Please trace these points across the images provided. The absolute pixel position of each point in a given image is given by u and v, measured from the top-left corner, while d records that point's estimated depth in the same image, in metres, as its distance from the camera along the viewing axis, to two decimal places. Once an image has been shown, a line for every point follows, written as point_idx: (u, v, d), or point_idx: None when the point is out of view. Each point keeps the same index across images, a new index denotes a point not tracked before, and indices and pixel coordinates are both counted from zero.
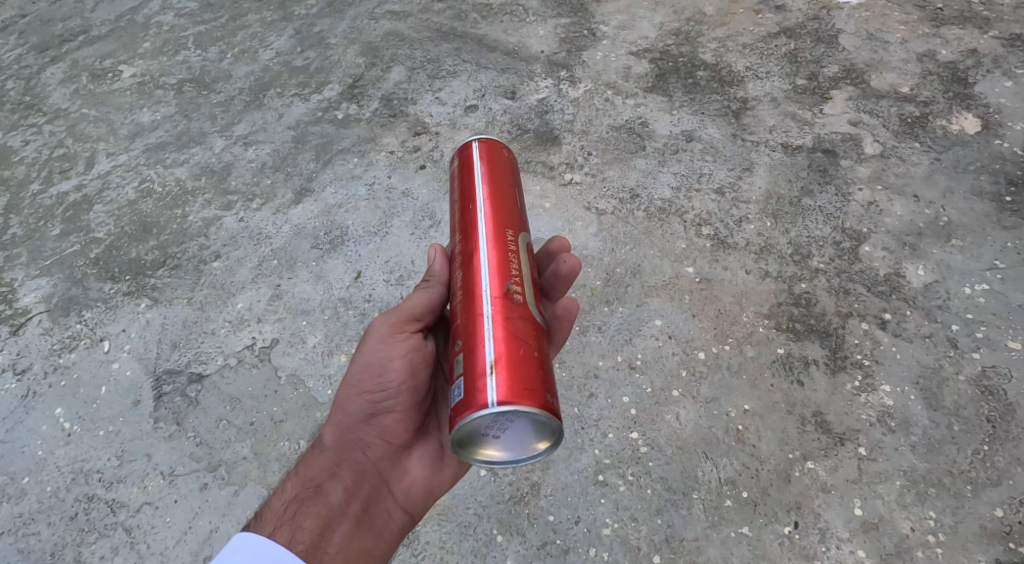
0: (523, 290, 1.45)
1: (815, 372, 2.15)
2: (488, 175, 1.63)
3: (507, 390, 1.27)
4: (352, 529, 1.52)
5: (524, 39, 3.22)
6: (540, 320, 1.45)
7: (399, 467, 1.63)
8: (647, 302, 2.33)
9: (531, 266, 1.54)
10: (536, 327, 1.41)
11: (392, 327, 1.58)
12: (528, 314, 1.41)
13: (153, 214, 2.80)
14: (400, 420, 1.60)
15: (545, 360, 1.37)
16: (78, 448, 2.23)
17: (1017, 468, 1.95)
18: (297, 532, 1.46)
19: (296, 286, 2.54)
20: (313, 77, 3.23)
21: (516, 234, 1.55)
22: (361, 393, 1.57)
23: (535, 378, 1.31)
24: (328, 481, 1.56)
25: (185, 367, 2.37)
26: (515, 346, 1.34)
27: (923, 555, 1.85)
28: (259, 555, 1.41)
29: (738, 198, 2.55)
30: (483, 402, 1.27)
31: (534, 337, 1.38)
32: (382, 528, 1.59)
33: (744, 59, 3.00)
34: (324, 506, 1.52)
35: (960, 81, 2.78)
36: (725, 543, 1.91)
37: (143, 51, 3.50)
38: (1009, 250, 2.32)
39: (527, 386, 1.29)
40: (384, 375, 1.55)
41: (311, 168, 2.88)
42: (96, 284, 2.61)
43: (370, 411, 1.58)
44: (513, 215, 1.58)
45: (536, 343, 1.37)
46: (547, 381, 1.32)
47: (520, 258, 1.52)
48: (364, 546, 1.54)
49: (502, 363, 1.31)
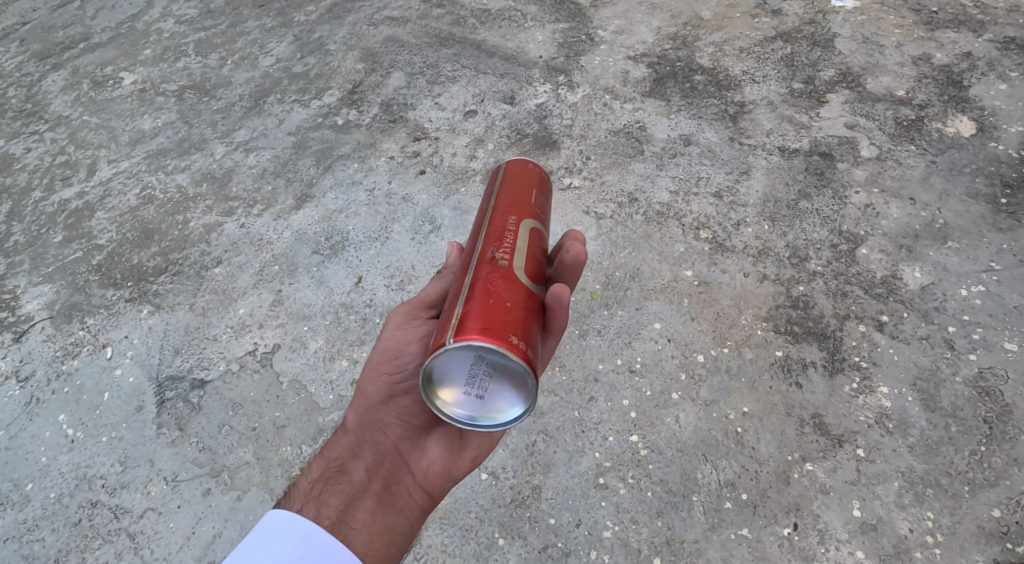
0: (511, 256, 1.47)
1: (814, 374, 2.16)
2: (505, 172, 1.70)
3: (463, 331, 1.30)
4: (374, 507, 1.52)
5: (522, 44, 3.24)
6: (527, 285, 1.45)
7: (419, 447, 1.64)
8: (646, 305, 2.35)
9: (534, 245, 1.55)
10: (519, 289, 1.41)
11: (408, 316, 1.71)
12: (509, 276, 1.43)
13: (154, 220, 2.82)
14: (418, 399, 1.67)
15: (518, 314, 1.37)
16: (82, 454, 2.25)
17: (1014, 469, 1.96)
18: (322, 508, 1.46)
19: (298, 291, 2.56)
20: (313, 83, 3.25)
21: (520, 214, 1.58)
22: (380, 374, 1.70)
23: (500, 325, 1.32)
24: (351, 460, 1.59)
25: (187, 373, 2.38)
26: (484, 299, 1.36)
27: (922, 555, 1.86)
28: (290, 530, 1.38)
29: (736, 201, 2.57)
30: (440, 342, 1.31)
31: (512, 295, 1.39)
32: (404, 507, 1.56)
33: (741, 63, 3.02)
34: (347, 484, 1.53)
35: (956, 84, 2.80)
36: (725, 545, 1.92)
37: (144, 57, 3.52)
38: (1004, 252, 2.34)
39: (484, 329, 1.31)
40: (401, 357, 1.69)
41: (311, 174, 2.90)
42: (99, 291, 2.62)
43: (388, 391, 1.69)
44: (522, 200, 1.62)
45: (513, 299, 1.38)
46: (513, 330, 1.32)
47: (518, 234, 1.53)
48: (387, 524, 1.51)
49: (468, 311, 1.34)
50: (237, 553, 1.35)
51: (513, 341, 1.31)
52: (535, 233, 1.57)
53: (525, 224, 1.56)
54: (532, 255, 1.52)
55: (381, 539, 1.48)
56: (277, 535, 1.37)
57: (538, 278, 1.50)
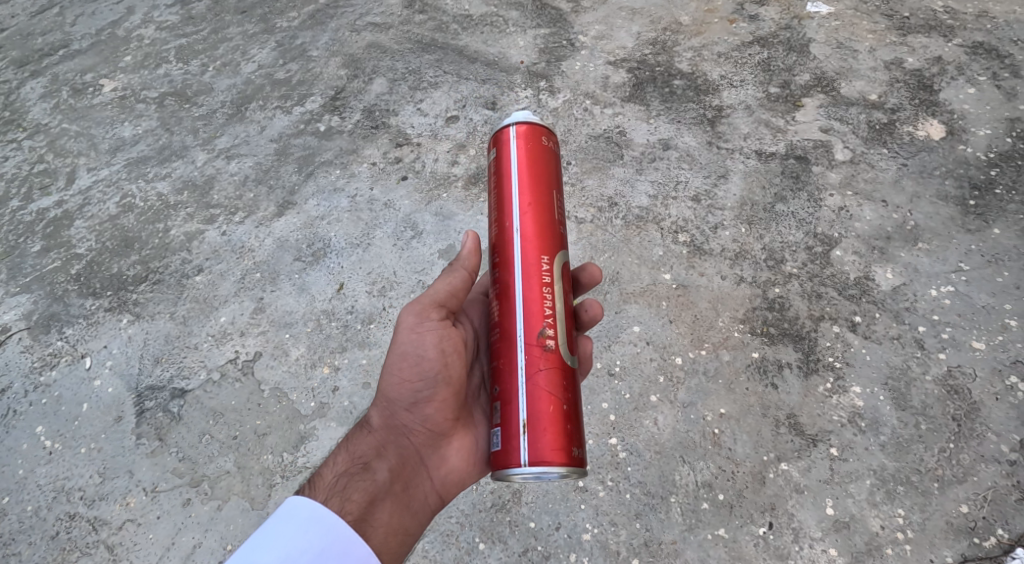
0: (556, 331, 1.54)
1: (788, 375, 2.20)
2: (525, 178, 1.64)
3: (544, 450, 1.44)
4: (393, 508, 1.54)
5: (504, 49, 3.26)
6: (572, 362, 1.56)
7: (439, 453, 1.66)
8: (625, 309, 2.37)
9: (566, 295, 1.60)
10: (571, 374, 1.54)
11: (421, 316, 1.64)
12: (561, 361, 1.53)
13: (134, 229, 2.81)
14: (442, 409, 1.64)
15: (575, 408, 1.51)
16: (59, 465, 2.24)
17: (981, 465, 2.00)
18: (345, 504, 1.47)
19: (279, 298, 2.56)
20: (295, 90, 3.25)
21: (550, 256, 1.59)
22: (403, 381, 1.63)
23: (568, 435, 1.47)
24: (375, 459, 1.60)
25: (168, 383, 2.37)
26: (545, 403, 1.47)
27: (892, 552, 1.90)
28: (313, 521, 1.41)
29: (713, 205, 2.60)
30: (516, 461, 1.44)
31: (569, 386, 1.52)
32: (419, 509, 1.60)
33: (719, 68, 3.06)
34: (370, 482, 1.55)
35: (926, 88, 2.85)
36: (702, 545, 1.95)
37: (124, 64, 3.51)
38: (973, 253, 2.38)
39: (558, 444, 1.45)
40: (422, 364, 1.62)
41: (293, 180, 2.90)
42: (78, 301, 2.61)
43: (413, 400, 1.64)
44: (550, 233, 1.61)
45: (565, 392, 1.50)
46: (578, 434, 1.49)
47: (555, 291, 1.57)
48: (402, 526, 1.55)
49: (537, 422, 1.46)
50: (262, 536, 1.38)
51: (578, 446, 1.48)
52: (566, 275, 1.62)
53: (560, 272, 1.60)
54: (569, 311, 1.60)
55: (395, 539, 1.52)
56: (301, 526, 1.40)
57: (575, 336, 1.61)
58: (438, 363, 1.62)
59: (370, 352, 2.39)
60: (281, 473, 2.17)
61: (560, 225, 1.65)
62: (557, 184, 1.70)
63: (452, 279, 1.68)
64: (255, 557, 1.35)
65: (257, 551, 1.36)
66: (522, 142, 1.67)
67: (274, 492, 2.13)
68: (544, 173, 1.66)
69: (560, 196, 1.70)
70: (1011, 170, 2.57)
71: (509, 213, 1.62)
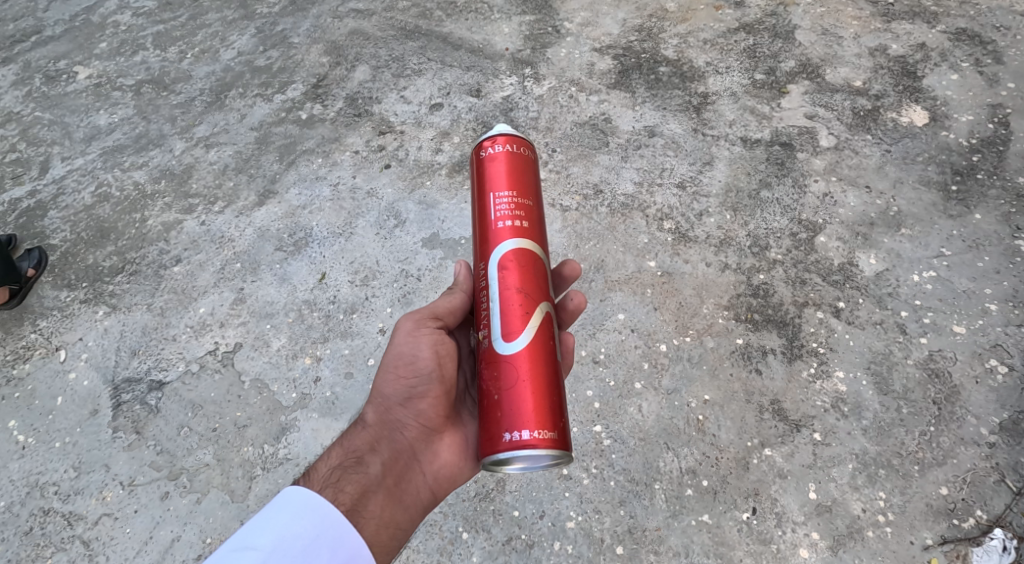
0: (490, 327, 1.51)
1: (772, 360, 2.20)
2: (473, 188, 1.67)
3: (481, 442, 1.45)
4: (385, 501, 1.50)
5: (488, 36, 3.22)
6: (515, 349, 1.47)
7: (432, 448, 1.61)
8: (610, 297, 2.36)
9: (504, 287, 1.52)
10: (512, 363, 1.46)
11: (417, 321, 1.62)
12: (495, 354, 1.48)
13: (110, 218, 2.75)
14: (435, 404, 1.60)
15: (512, 394, 1.43)
16: (33, 460, 2.20)
17: (961, 448, 2.02)
18: (339, 494, 1.43)
19: (260, 289, 2.52)
20: (276, 77, 3.20)
21: (485, 259, 1.57)
22: (396, 379, 1.60)
23: (499, 424, 1.42)
24: (368, 453, 1.54)
25: (145, 374, 2.34)
26: (483, 399, 1.47)
27: (873, 534, 1.91)
28: (309, 507, 1.38)
29: (699, 192, 2.58)
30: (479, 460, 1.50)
31: (505, 376, 1.46)
32: (411, 504, 1.55)
33: (704, 55, 3.03)
34: (363, 476, 1.50)
35: (910, 74, 2.85)
36: (686, 531, 1.95)
37: (100, 51, 3.43)
38: (954, 239, 2.39)
39: (491, 434, 1.43)
40: (416, 364, 1.59)
41: (274, 169, 2.86)
42: (51, 293, 2.56)
43: (406, 396, 1.59)
44: (486, 234, 1.59)
45: (502, 383, 1.45)
46: (515, 417, 1.41)
47: (490, 288, 1.54)
48: (394, 518, 1.50)
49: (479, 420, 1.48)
50: (254, 522, 1.36)
51: (516, 430, 1.41)
52: (508, 265, 1.54)
53: (495, 266, 1.54)
54: (513, 300, 1.51)
55: (386, 532, 1.48)
56: (294, 513, 1.37)
57: (525, 321, 1.50)
58: (433, 362, 1.59)
59: (353, 342, 2.36)
60: (262, 465, 2.14)
61: (500, 217, 1.58)
62: (504, 176, 1.61)
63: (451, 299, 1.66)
64: (248, 542, 1.32)
65: (252, 535, 1.34)
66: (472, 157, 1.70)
67: (255, 484, 2.11)
68: (482, 176, 1.64)
69: (510, 186, 1.60)
70: (993, 155, 2.57)
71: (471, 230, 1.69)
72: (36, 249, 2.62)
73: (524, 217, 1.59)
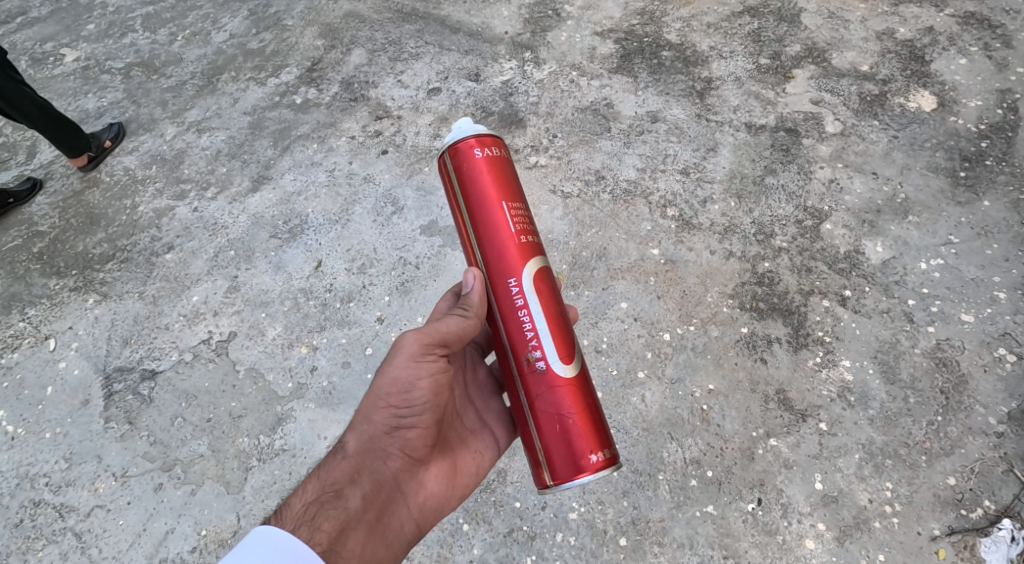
0: (543, 350, 1.50)
1: (777, 349, 2.17)
2: (469, 196, 1.54)
3: (557, 470, 1.47)
4: (365, 538, 1.42)
5: (487, 19, 3.16)
6: (571, 371, 1.50)
7: (417, 480, 1.54)
8: (613, 285, 2.32)
9: (547, 308, 1.51)
10: (573, 386, 1.50)
11: (423, 346, 1.52)
12: (555, 378, 1.49)
13: (100, 205, 2.69)
14: (423, 435, 1.53)
15: (583, 418, 1.48)
16: (23, 451, 2.15)
17: (969, 437, 1.99)
18: (315, 533, 1.35)
19: (254, 277, 2.46)
20: (270, 60, 3.12)
21: (515, 275, 1.51)
22: (387, 407, 1.50)
23: (577, 450, 1.46)
24: (348, 486, 1.45)
25: (137, 364, 2.28)
26: (551, 424, 1.48)
27: (880, 525, 1.89)
28: (282, 549, 1.30)
29: (703, 178, 2.54)
30: (544, 483, 1.50)
31: (569, 402, 1.48)
32: (393, 539, 1.47)
33: (708, 39, 2.98)
34: (341, 511, 1.41)
35: (917, 59, 2.81)
36: (690, 523, 1.92)
37: (87, 33, 3.35)
38: (963, 226, 2.36)
39: (568, 461, 1.47)
40: (412, 393, 1.50)
41: (268, 155, 2.79)
42: (40, 280, 2.50)
43: (395, 425, 1.50)
44: (508, 250, 1.52)
45: (570, 406, 1.48)
46: (592, 440, 1.47)
47: (531, 308, 1.51)
48: (374, 555, 1.43)
49: (548, 446, 1.48)
50: None
51: (593, 452, 1.47)
52: (541, 283, 1.52)
53: (533, 286, 1.51)
54: (557, 321, 1.52)
55: None
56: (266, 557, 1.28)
57: (571, 341, 1.53)
58: (430, 392, 1.51)
59: (350, 331, 2.31)
60: (258, 456, 2.09)
61: (519, 231, 1.53)
62: (507, 185, 1.55)
63: (467, 325, 1.54)
64: None
65: None
66: (454, 161, 1.56)
67: (250, 475, 2.06)
68: (483, 184, 1.54)
69: (514, 198, 1.55)
70: (1002, 141, 2.54)
71: (469, 242, 1.57)
72: (115, 123, 2.88)
73: (534, 230, 1.57)
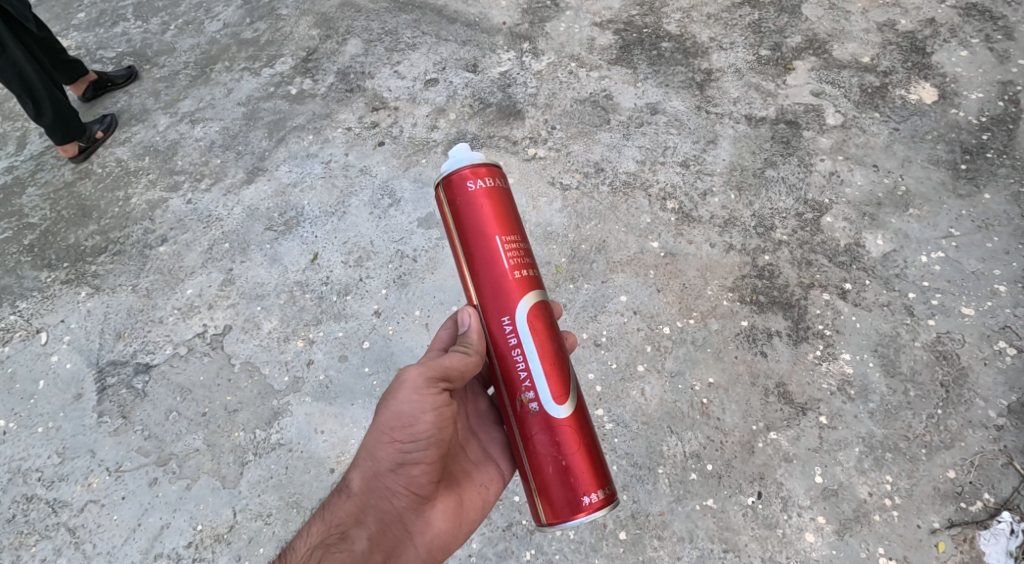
0: (536, 391, 1.47)
1: (777, 343, 2.16)
2: (462, 231, 1.50)
3: (550, 513, 1.46)
4: None
5: (486, 9, 3.12)
6: (566, 412, 1.47)
7: (424, 518, 1.51)
8: (612, 279, 2.31)
9: (542, 348, 1.48)
10: (568, 427, 1.47)
11: (425, 379, 1.49)
12: (548, 419, 1.47)
13: (93, 197, 2.65)
14: (428, 471, 1.49)
15: (577, 460, 1.46)
16: (15, 446, 2.12)
17: (968, 431, 1.99)
18: None
19: (249, 270, 2.43)
20: (264, 50, 3.08)
21: (508, 314, 1.48)
22: (391, 442, 1.47)
23: (569, 493, 1.45)
24: (353, 527, 1.43)
25: (130, 358, 2.25)
26: (543, 466, 1.47)
27: (880, 518, 1.89)
28: None
29: (703, 170, 2.53)
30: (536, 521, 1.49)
31: (566, 442, 1.46)
32: None
33: (708, 30, 2.96)
34: (347, 554, 1.39)
35: (919, 50, 2.80)
36: (690, 516, 1.91)
37: (78, 22, 3.30)
38: (963, 218, 2.35)
39: (560, 503, 1.45)
40: (415, 426, 1.47)
41: (263, 146, 2.76)
42: (31, 273, 2.47)
43: (399, 460, 1.47)
44: (501, 287, 1.48)
45: (563, 448, 1.46)
46: (585, 483, 1.45)
47: (524, 348, 1.48)
48: None
49: (540, 487, 1.47)
50: None
51: (587, 495, 1.45)
52: (535, 321, 1.48)
53: (526, 326, 1.48)
54: (552, 361, 1.48)
55: None
56: None
57: (567, 380, 1.49)
58: (433, 426, 1.48)
59: (347, 324, 2.29)
60: (254, 451, 2.07)
61: (513, 267, 1.49)
62: (501, 218, 1.50)
63: (469, 361, 1.51)
64: None
65: None
66: (447, 193, 1.51)
67: (246, 470, 2.04)
68: (476, 219, 1.49)
69: (507, 232, 1.50)
70: (1003, 134, 2.53)
71: (464, 278, 1.54)
72: (108, 115, 2.83)
73: (530, 264, 1.52)
